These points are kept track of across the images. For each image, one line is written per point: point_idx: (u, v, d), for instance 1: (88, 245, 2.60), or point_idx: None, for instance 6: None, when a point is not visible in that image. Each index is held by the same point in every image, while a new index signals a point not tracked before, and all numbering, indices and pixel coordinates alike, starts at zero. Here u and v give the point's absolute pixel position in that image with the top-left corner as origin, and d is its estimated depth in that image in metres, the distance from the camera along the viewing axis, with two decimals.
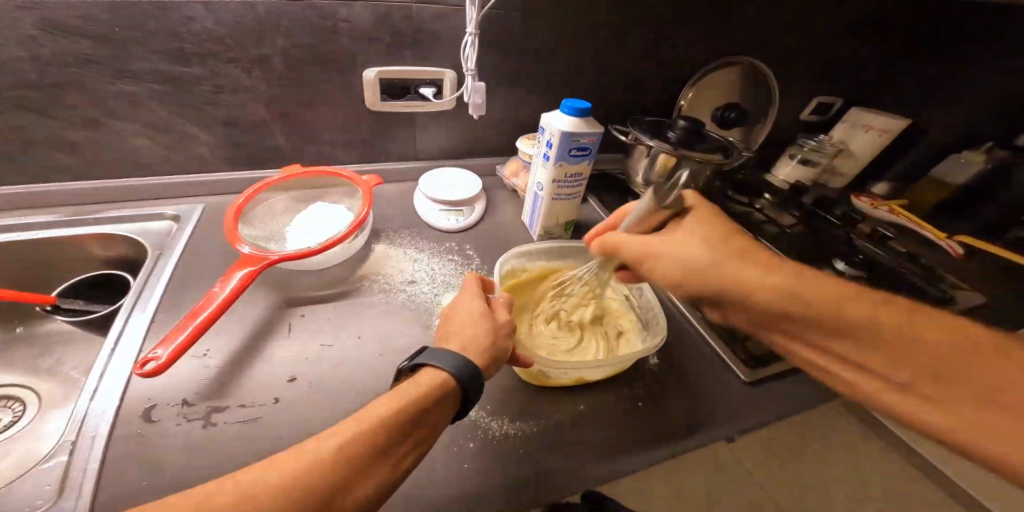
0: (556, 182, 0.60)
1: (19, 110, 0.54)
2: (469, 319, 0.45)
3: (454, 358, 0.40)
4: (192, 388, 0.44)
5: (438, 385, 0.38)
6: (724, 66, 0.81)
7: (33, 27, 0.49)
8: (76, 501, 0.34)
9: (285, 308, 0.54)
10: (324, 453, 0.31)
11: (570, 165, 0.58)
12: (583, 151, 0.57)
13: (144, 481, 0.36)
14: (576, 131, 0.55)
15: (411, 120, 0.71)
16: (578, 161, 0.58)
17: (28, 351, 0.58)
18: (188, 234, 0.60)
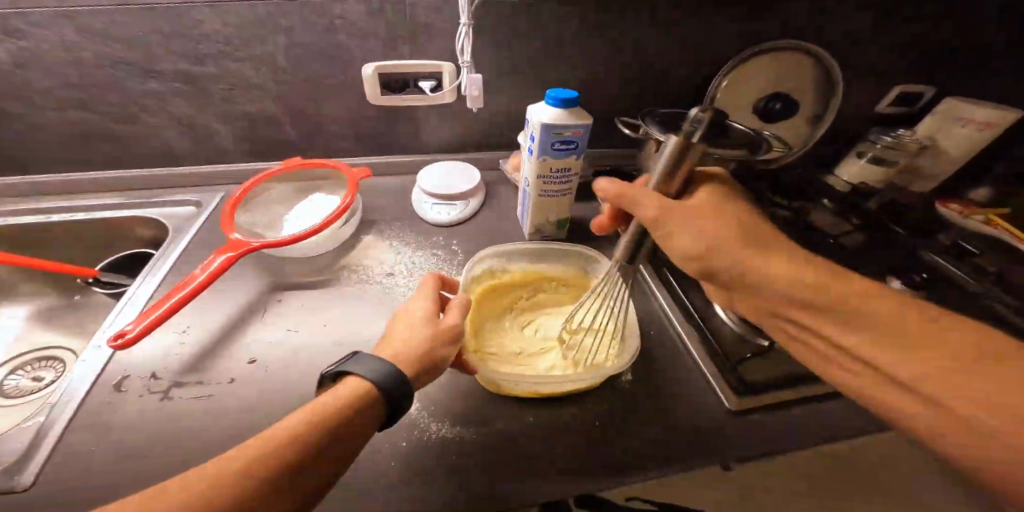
0: (542, 178, 0.56)
1: (74, 107, 0.62)
2: (412, 325, 0.43)
3: (381, 367, 0.37)
4: (162, 363, 0.47)
5: (366, 393, 0.36)
6: (769, 52, 0.69)
7: (78, 33, 0.56)
8: (32, 460, 0.38)
9: (270, 292, 0.56)
10: (257, 460, 0.30)
11: (555, 160, 0.54)
12: (569, 145, 0.53)
13: (92, 447, 0.39)
14: (557, 123, 0.50)
15: (413, 114, 0.70)
16: (564, 155, 0.54)
17: (76, 317, 0.67)
18: (205, 217, 0.64)
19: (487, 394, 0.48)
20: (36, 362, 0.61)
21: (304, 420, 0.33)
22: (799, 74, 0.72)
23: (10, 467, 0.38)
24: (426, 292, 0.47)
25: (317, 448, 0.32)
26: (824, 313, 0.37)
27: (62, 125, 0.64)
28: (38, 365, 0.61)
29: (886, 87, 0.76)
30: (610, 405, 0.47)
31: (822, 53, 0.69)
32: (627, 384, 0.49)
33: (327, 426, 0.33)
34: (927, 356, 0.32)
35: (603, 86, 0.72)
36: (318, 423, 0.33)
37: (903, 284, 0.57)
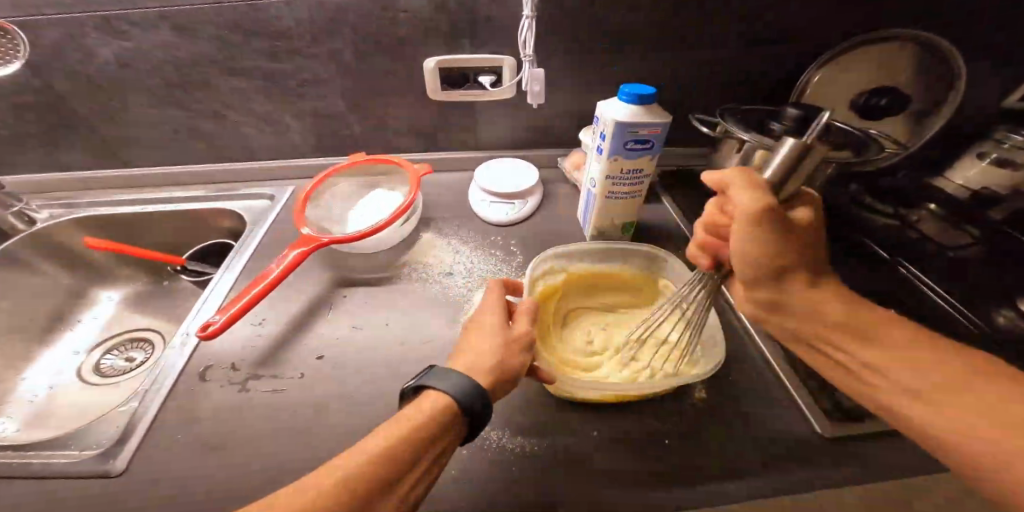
0: (610, 178, 0.53)
1: (166, 104, 0.67)
2: (485, 334, 0.42)
3: (460, 381, 0.36)
4: (241, 355, 0.50)
5: (446, 406, 0.35)
6: (878, 42, 0.61)
7: (170, 34, 0.59)
8: (127, 445, 0.42)
9: (336, 288, 0.58)
10: (326, 492, 0.29)
11: (625, 160, 0.51)
12: (643, 144, 0.49)
13: (180, 434, 0.43)
14: (632, 120, 0.47)
15: (472, 110, 0.69)
16: (637, 155, 0.50)
17: (167, 300, 0.73)
18: (277, 210, 0.67)
19: (546, 403, 0.47)
20: (128, 344, 0.68)
21: (376, 444, 0.32)
22: (913, 63, 0.62)
23: (109, 448, 0.42)
24: (495, 301, 0.46)
25: (388, 474, 0.31)
26: (836, 330, 0.37)
27: (155, 122, 0.69)
28: (131, 347, 0.67)
29: (1016, 73, 0.65)
30: (677, 423, 0.45)
31: (950, 51, 0.59)
32: (698, 402, 0.46)
33: (400, 451, 0.32)
34: (953, 371, 0.32)
35: (673, 77, 0.67)
36: (386, 447, 0.32)
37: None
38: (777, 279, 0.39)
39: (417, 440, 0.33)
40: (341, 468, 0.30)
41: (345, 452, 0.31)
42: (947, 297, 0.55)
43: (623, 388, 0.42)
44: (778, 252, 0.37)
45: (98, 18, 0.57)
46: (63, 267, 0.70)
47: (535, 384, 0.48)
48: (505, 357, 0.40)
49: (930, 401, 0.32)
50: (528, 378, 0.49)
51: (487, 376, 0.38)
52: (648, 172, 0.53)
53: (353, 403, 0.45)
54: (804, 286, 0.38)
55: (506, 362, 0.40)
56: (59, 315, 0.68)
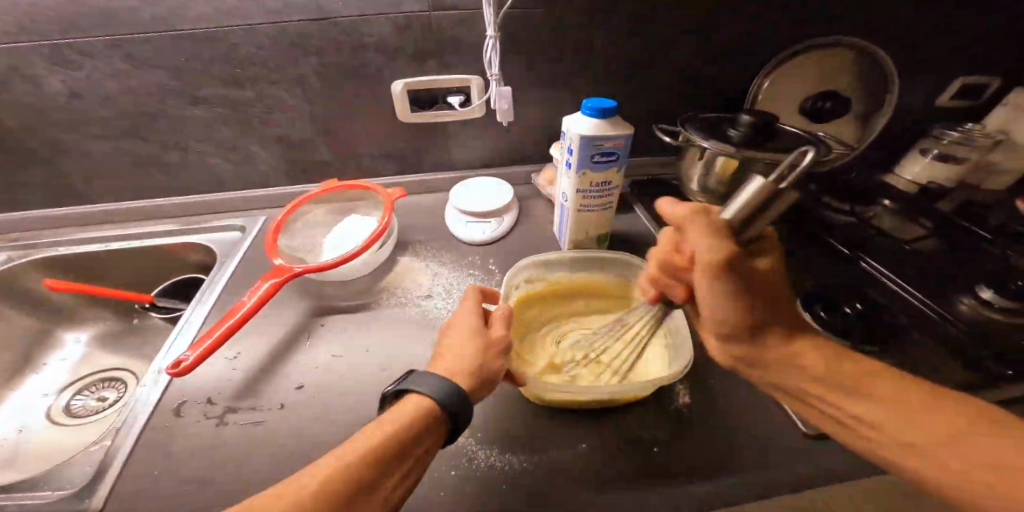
0: (581, 190, 0.54)
1: (126, 136, 0.65)
2: (466, 338, 0.42)
3: (440, 382, 0.37)
4: (217, 389, 0.49)
5: (430, 405, 0.36)
6: (812, 49, 0.66)
7: (125, 64, 0.58)
8: (98, 486, 0.40)
9: (314, 317, 0.57)
10: (337, 487, 0.29)
11: (593, 172, 0.52)
12: (610, 156, 0.51)
13: (155, 471, 0.41)
14: (598, 134, 0.49)
15: (443, 131, 0.70)
16: (607, 166, 0.52)
17: (137, 339, 0.70)
18: (248, 242, 0.65)
19: (532, 418, 0.47)
20: (99, 384, 0.65)
21: (377, 439, 0.32)
22: (851, 69, 0.67)
23: (82, 491, 0.40)
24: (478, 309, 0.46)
25: (388, 467, 0.32)
26: (822, 386, 0.35)
27: (115, 155, 0.67)
28: (101, 387, 0.65)
29: (948, 74, 0.70)
30: (660, 429, 0.46)
31: (875, 49, 0.64)
32: (682, 407, 0.48)
33: (398, 447, 0.33)
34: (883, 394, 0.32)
35: (635, 90, 0.69)
36: (388, 441, 0.32)
37: (994, 293, 0.54)
38: (755, 332, 0.37)
39: (415, 433, 0.34)
40: (353, 460, 0.31)
41: (351, 447, 0.32)
42: (911, 289, 0.58)
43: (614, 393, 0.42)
44: (740, 309, 0.36)
45: (47, 48, 0.56)
46: (21, 310, 0.67)
47: (521, 402, 0.48)
48: (481, 361, 0.41)
49: (884, 426, 0.31)
50: (514, 397, 0.49)
51: (467, 377, 0.39)
52: (616, 182, 0.54)
53: (335, 432, 0.45)
54: (776, 339, 0.36)
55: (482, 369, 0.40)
56: (22, 361, 0.65)
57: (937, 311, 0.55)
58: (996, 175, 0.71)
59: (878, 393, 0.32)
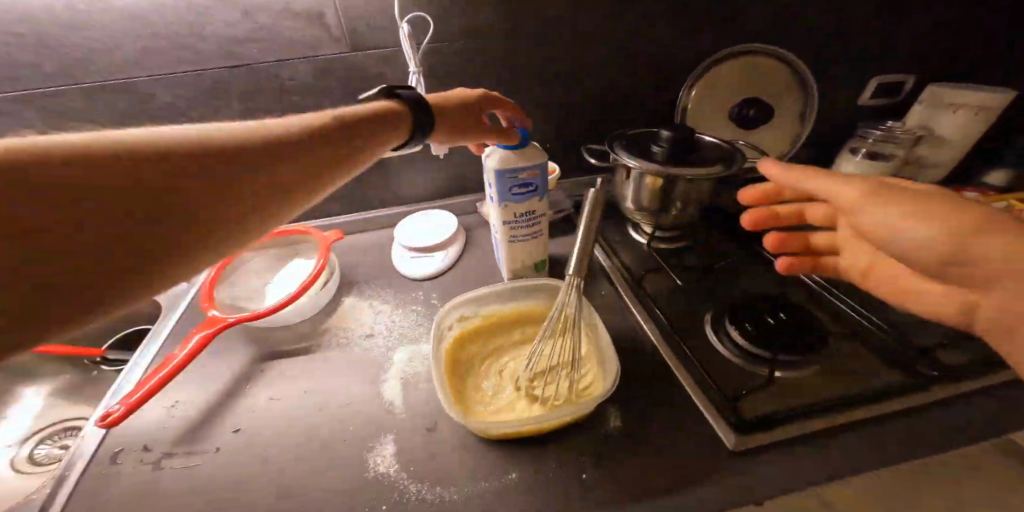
0: (508, 222, 0.55)
1: None
2: (467, 109, 0.53)
3: (412, 95, 0.50)
4: (155, 436, 0.50)
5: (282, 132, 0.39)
6: (731, 59, 0.67)
7: (48, 122, 0.60)
8: None
9: (256, 363, 0.58)
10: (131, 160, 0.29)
11: (516, 204, 0.54)
12: (530, 187, 0.53)
13: None
14: (514, 167, 0.51)
15: (382, 167, 0.72)
16: (528, 196, 0.53)
17: (93, 394, 0.71)
18: (192, 292, 0.66)
19: (465, 449, 0.48)
20: (60, 433, 0.67)
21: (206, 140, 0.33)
22: (772, 76, 0.69)
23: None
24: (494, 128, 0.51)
25: (212, 179, 0.32)
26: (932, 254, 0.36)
27: None
28: (61, 436, 0.67)
29: (867, 74, 0.72)
30: (589, 450, 0.47)
31: (791, 58, 0.66)
32: (612, 428, 0.49)
33: (234, 147, 0.34)
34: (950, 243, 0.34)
35: (564, 112, 0.71)
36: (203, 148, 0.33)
37: None
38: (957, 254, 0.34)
39: (237, 200, 0.34)
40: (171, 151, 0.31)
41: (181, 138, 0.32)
42: (844, 298, 0.60)
43: (532, 424, 0.43)
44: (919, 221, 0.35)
45: None
46: None
47: (455, 434, 0.49)
48: (334, 135, 0.42)
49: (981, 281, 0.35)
50: (449, 428, 0.50)
51: (303, 192, 0.39)
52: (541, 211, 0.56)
53: (265, 475, 0.45)
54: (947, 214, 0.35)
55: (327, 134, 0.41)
56: None
57: (867, 319, 0.57)
58: (927, 169, 0.73)
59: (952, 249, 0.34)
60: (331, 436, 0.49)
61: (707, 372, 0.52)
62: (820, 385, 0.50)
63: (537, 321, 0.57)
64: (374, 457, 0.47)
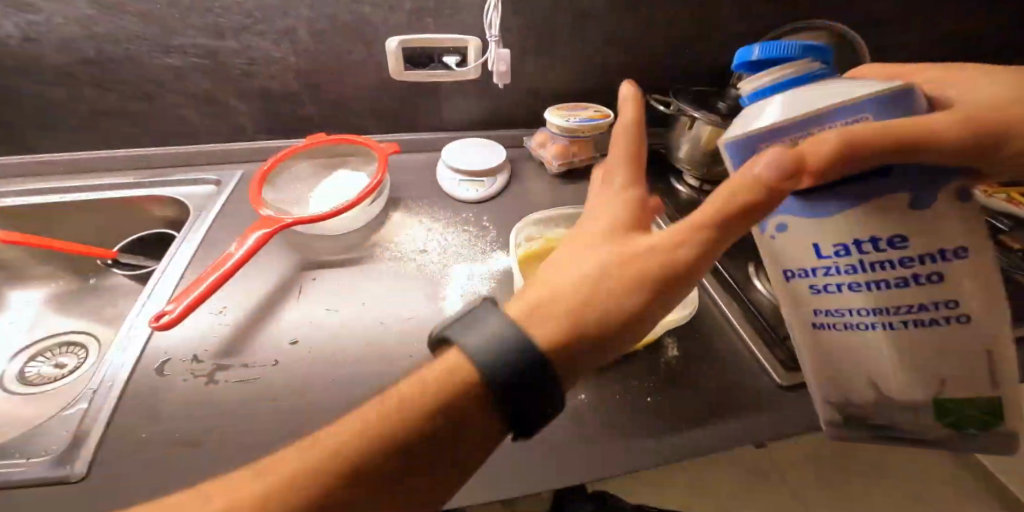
0: (826, 265, 0.28)
1: (96, 88, 0.62)
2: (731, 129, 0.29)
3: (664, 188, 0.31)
4: (203, 346, 0.47)
5: (662, 258, 0.28)
6: (799, 32, 0.67)
7: (89, 7, 0.55)
8: (84, 450, 0.38)
9: (300, 271, 0.55)
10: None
11: (822, 222, 0.26)
12: (871, 231, 0.25)
13: (143, 434, 0.40)
14: (824, 212, 0.26)
15: (435, 91, 0.67)
16: (856, 208, 0.25)
17: (95, 300, 0.63)
18: (225, 196, 0.62)
19: None
20: (56, 348, 0.59)
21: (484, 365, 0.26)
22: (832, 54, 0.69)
23: (63, 455, 0.38)
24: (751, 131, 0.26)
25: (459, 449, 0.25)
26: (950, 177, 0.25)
27: (75, 101, 0.62)
28: (60, 351, 0.58)
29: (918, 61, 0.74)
30: (651, 378, 0.48)
31: (859, 37, 0.66)
32: (671, 358, 0.50)
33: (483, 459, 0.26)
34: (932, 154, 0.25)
35: (630, 58, 0.67)
36: (479, 397, 0.25)
37: None
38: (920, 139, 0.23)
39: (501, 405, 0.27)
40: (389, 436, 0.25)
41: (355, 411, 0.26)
42: None
43: None
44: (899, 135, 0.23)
45: None
46: None
47: None
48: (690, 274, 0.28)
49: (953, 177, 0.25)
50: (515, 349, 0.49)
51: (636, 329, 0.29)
52: (982, 275, 0.25)
53: (332, 387, 0.44)
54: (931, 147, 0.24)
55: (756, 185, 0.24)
56: None
57: None
58: None
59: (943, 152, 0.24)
60: (396, 354, 0.47)
61: (757, 316, 0.54)
62: None
63: None
64: None
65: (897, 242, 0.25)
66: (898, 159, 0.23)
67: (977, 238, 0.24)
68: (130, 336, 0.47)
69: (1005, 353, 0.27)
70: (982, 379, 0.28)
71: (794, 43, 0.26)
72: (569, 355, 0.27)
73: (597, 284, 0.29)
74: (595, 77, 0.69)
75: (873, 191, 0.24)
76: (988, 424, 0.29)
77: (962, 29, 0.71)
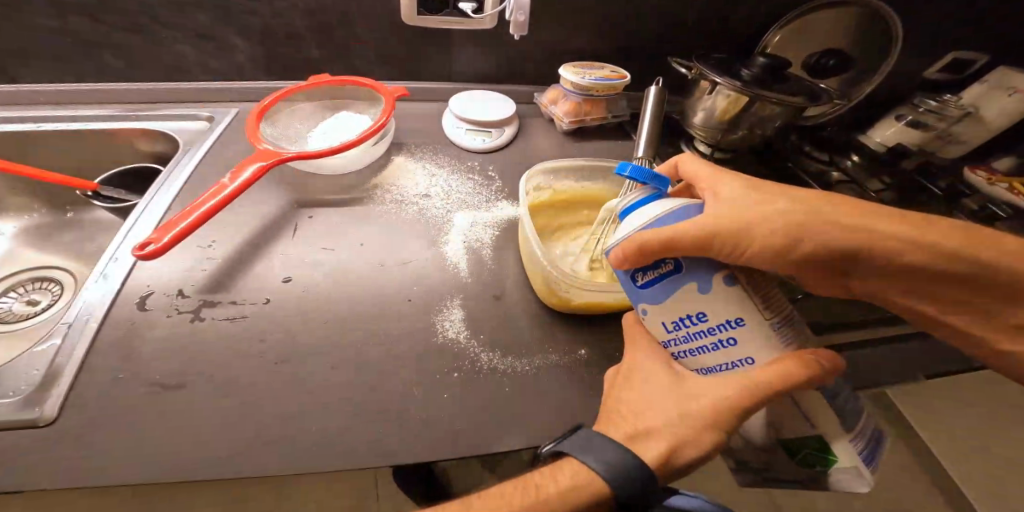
0: (674, 337, 0.31)
1: (79, 15, 0.57)
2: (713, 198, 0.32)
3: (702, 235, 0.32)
4: (188, 281, 0.44)
5: (733, 402, 0.28)
6: (829, 5, 0.64)
7: None
8: (56, 388, 0.35)
9: (293, 210, 0.52)
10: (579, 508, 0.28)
11: (658, 305, 0.31)
12: (688, 308, 0.30)
13: (120, 374, 0.37)
14: (655, 299, 0.31)
15: (447, 39, 0.64)
16: (673, 291, 0.30)
17: (72, 235, 0.60)
18: (218, 132, 0.59)
19: (534, 321, 0.45)
20: (29, 284, 0.56)
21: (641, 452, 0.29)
22: (858, 31, 0.68)
23: (32, 393, 0.35)
24: (668, 222, 0.29)
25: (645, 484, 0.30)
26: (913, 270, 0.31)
27: (57, 28, 0.58)
28: (32, 288, 0.55)
29: (943, 45, 0.72)
30: None
31: (890, 15, 0.64)
32: None
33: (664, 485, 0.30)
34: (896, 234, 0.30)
35: (651, 19, 0.65)
36: (605, 496, 0.28)
37: None
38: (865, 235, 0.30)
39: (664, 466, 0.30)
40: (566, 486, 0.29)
41: (491, 488, 0.31)
42: None
43: (621, 291, 0.40)
44: (808, 226, 0.30)
45: None
46: None
47: (525, 308, 0.46)
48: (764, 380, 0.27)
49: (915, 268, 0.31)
50: (518, 298, 0.47)
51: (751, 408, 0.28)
52: (773, 334, 0.28)
53: (325, 331, 0.41)
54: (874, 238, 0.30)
55: (659, 250, 0.28)
56: None
57: None
58: (955, 145, 0.74)
59: (896, 249, 0.30)
60: (393, 297, 0.45)
61: None
62: (861, 304, 0.51)
63: (605, 207, 0.54)
64: (442, 321, 0.43)
65: (702, 317, 0.29)
66: (677, 253, 0.28)
67: (752, 308, 0.28)
68: (110, 267, 0.44)
69: (814, 400, 0.30)
70: (787, 421, 0.31)
71: (647, 170, 0.31)
72: (686, 468, 0.30)
73: (681, 396, 0.30)
74: (614, 38, 0.66)
75: (675, 279, 0.29)
76: (828, 462, 0.30)
77: (993, 14, 0.69)
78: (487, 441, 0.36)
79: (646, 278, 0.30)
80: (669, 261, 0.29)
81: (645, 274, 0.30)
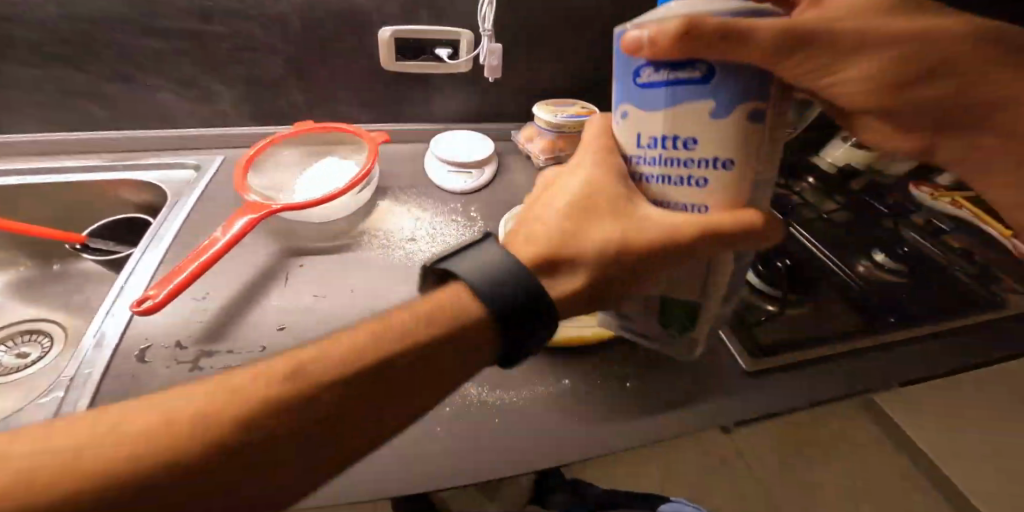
0: (640, 154, 0.28)
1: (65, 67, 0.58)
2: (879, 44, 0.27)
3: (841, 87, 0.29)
4: (185, 332, 0.46)
5: (684, 228, 0.27)
6: None
7: None
8: None
9: (285, 258, 0.54)
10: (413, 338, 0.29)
11: (643, 110, 0.26)
12: (681, 128, 0.25)
13: None
14: (650, 104, 0.26)
15: (426, 82, 0.67)
16: (675, 104, 0.25)
17: (60, 286, 0.60)
18: (205, 182, 0.61)
19: None
20: (18, 337, 0.56)
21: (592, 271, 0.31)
22: None
23: None
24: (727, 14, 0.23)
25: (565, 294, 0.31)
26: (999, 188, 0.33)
27: (43, 81, 0.59)
28: (22, 341, 0.55)
29: None
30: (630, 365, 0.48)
31: None
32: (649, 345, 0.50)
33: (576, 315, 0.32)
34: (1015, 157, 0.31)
35: None
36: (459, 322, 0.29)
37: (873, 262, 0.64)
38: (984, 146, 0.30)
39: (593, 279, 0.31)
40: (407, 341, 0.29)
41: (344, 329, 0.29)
42: (830, 253, 0.64)
43: None
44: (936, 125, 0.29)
45: None
46: None
47: None
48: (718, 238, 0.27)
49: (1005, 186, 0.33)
50: None
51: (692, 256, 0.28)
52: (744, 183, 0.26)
53: None
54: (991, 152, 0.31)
55: (703, 34, 0.22)
56: None
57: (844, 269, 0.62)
58: None
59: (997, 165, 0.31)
60: None
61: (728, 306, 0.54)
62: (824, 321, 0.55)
63: None
64: None
65: (690, 144, 0.25)
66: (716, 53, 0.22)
67: (748, 157, 0.25)
68: (106, 322, 0.45)
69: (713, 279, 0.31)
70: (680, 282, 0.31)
71: None
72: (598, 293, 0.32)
73: (628, 219, 0.29)
74: (584, 76, 0.71)
75: (694, 91, 0.24)
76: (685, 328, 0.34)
77: None
78: (480, 470, 0.38)
79: (653, 75, 0.25)
80: (699, 68, 0.23)
81: (654, 70, 0.25)
